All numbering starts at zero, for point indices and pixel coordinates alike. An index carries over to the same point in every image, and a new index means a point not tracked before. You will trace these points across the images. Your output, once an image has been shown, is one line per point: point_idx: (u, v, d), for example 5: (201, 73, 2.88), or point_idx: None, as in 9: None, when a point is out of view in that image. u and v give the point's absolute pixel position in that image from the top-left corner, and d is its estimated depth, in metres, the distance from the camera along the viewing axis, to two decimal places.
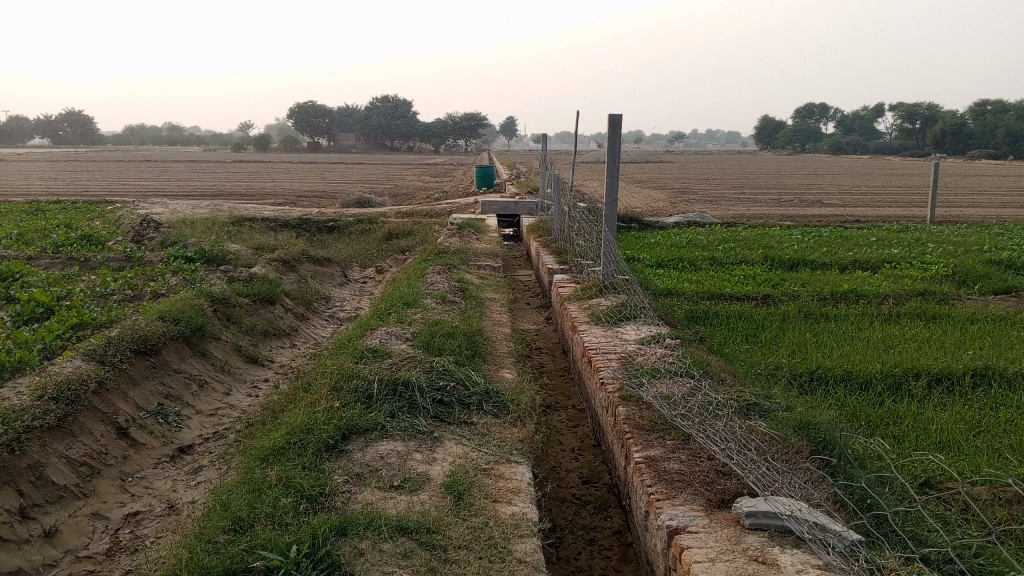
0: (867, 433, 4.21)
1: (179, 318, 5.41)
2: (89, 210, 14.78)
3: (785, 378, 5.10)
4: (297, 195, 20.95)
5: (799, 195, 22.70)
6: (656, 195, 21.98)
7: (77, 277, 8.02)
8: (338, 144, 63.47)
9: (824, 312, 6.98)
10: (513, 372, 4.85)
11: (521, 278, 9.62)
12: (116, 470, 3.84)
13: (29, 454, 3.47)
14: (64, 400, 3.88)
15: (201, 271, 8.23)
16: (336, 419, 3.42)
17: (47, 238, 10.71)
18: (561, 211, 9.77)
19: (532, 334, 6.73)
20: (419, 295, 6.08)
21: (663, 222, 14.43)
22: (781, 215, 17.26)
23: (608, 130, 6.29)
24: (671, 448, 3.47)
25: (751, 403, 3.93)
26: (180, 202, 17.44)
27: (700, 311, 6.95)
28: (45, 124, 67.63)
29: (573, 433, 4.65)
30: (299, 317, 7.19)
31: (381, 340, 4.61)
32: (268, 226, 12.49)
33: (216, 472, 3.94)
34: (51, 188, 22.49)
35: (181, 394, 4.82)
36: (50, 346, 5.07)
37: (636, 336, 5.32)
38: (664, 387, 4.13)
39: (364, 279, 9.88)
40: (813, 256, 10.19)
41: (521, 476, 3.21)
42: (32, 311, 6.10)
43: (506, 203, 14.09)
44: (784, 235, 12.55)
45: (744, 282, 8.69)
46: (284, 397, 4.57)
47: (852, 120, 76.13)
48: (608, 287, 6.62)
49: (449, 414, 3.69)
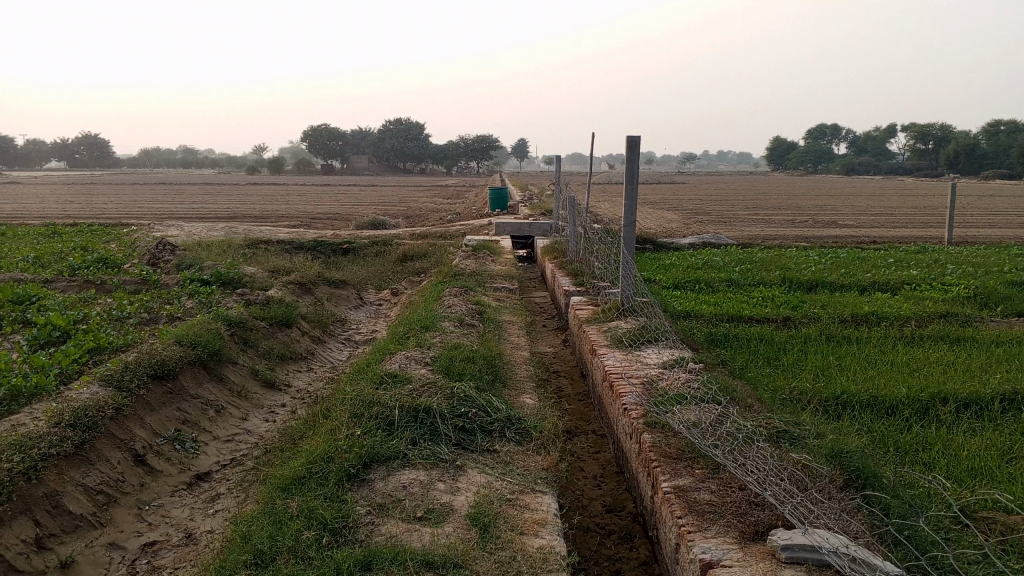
0: (897, 460, 4.10)
1: (197, 342, 5.37)
2: (106, 233, 14.86)
3: (809, 403, 5.00)
4: (312, 217, 21.04)
5: (813, 216, 22.59)
6: (670, 217, 21.91)
7: (93, 300, 8.02)
8: (351, 166, 63.83)
9: (845, 334, 6.88)
10: (533, 397, 4.77)
11: (537, 300, 9.55)
12: (133, 498, 3.78)
13: (46, 483, 3.41)
14: (81, 427, 3.82)
15: (217, 294, 8.21)
16: (357, 447, 3.35)
17: (63, 260, 10.74)
18: (576, 233, 9.72)
19: (550, 357, 6.66)
20: (437, 318, 6.02)
21: (678, 243, 14.37)
22: (796, 235, 17.16)
23: (627, 151, 6.24)
24: (700, 478, 3.38)
25: (780, 430, 3.84)
26: (196, 224, 17.54)
27: (719, 334, 6.86)
28: (62, 148, 68.44)
29: (594, 460, 4.56)
30: (315, 341, 7.15)
31: (400, 365, 4.54)
32: (284, 248, 12.50)
33: (234, 501, 3.88)
34: (68, 210, 22.67)
35: (198, 420, 4.76)
36: (66, 371, 5.04)
37: (658, 359, 5.24)
38: (690, 413, 4.04)
39: (379, 301, 9.85)
40: (832, 277, 10.08)
41: (546, 507, 3.13)
42: (49, 334, 6.08)
43: (520, 225, 14.06)
44: (800, 257, 12.45)
45: (763, 304, 8.58)
46: (302, 423, 4.52)
47: (864, 140, 75.97)
48: (627, 309, 6.54)
49: (472, 442, 3.62)
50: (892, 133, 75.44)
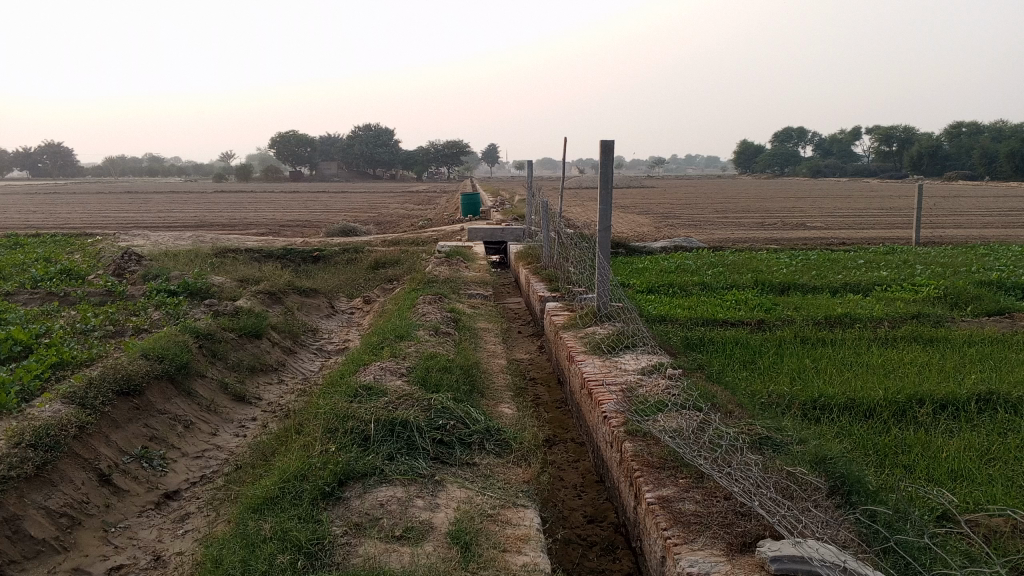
0: (878, 464, 4.07)
1: (164, 356, 5.22)
2: (69, 243, 14.55)
3: (788, 407, 4.97)
4: (282, 225, 20.79)
5: (782, 218, 22.80)
6: (641, 221, 21.98)
7: (56, 313, 7.82)
8: (321, 173, 63.31)
9: (820, 336, 6.88)
10: (512, 407, 4.68)
11: (511, 306, 9.47)
12: (98, 520, 3.63)
13: (5, 507, 3.26)
14: (43, 446, 3.67)
15: (185, 305, 8.04)
16: (331, 464, 3.25)
17: (25, 272, 10.47)
18: (549, 238, 9.66)
19: (526, 364, 6.58)
20: (411, 326, 5.91)
21: (650, 247, 14.37)
22: (767, 238, 17.25)
23: (600, 156, 6.19)
24: (684, 488, 3.32)
25: (763, 436, 3.80)
26: (163, 233, 17.25)
27: (695, 338, 6.82)
28: (23, 158, 67.18)
29: (574, 469, 4.49)
30: (286, 352, 7.01)
31: (375, 376, 4.44)
32: (253, 257, 12.30)
33: (204, 521, 3.75)
34: (30, 221, 22.18)
35: (165, 436, 4.62)
36: (28, 388, 4.88)
37: (636, 365, 5.18)
38: (671, 421, 3.99)
39: (351, 310, 9.71)
40: (804, 279, 10.12)
41: (529, 522, 3.05)
42: (10, 349, 5.88)
43: (493, 230, 13.98)
44: (772, 259, 12.51)
45: (737, 307, 8.58)
46: (274, 438, 4.38)
47: (830, 143, 76.98)
48: (603, 316, 6.47)
49: (450, 455, 3.52)
50: (857, 136, 76.43)
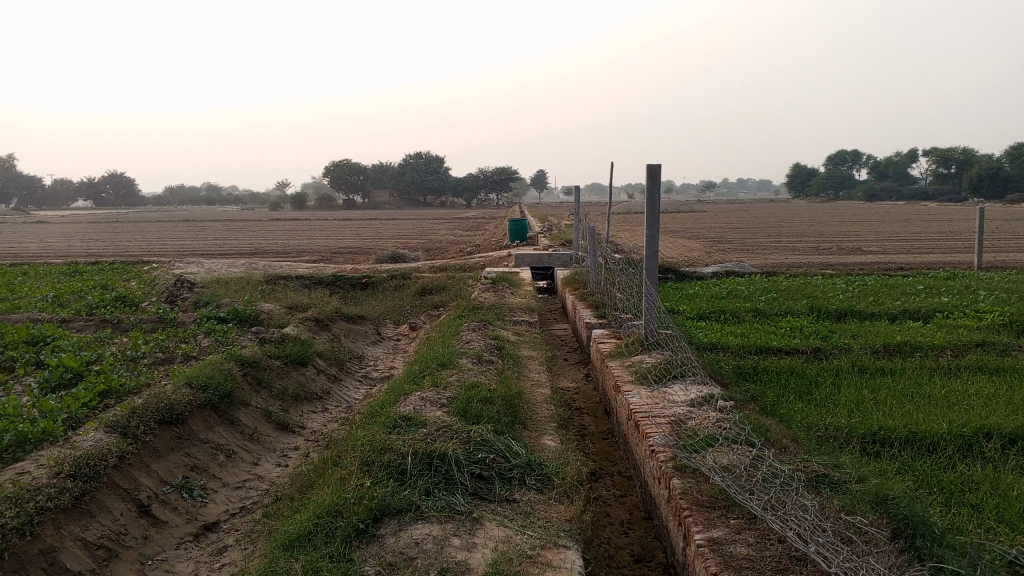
0: (944, 502, 3.84)
1: (207, 384, 5.23)
2: (127, 271, 14.86)
3: (845, 440, 4.75)
4: (334, 252, 21.00)
5: (838, 242, 22.31)
6: (692, 246, 21.72)
7: (109, 339, 7.93)
8: (372, 201, 64.13)
9: (879, 366, 6.60)
10: (555, 440, 4.55)
11: (558, 333, 9.35)
12: (135, 552, 3.60)
13: (42, 538, 3.24)
14: (82, 477, 3.66)
15: (234, 332, 8.10)
16: (366, 499, 3.17)
17: (82, 299, 10.68)
18: (596, 265, 9.54)
19: (572, 393, 6.44)
20: (454, 355, 5.83)
21: (701, 272, 14.12)
22: (822, 263, 16.84)
23: (647, 180, 6.07)
24: (735, 529, 3.15)
25: (820, 474, 3.61)
26: (217, 260, 17.52)
27: (747, 367, 6.61)
28: (88, 188, 69.44)
29: (621, 504, 4.34)
30: (331, 379, 6.98)
31: (414, 407, 4.35)
32: (302, 284, 12.41)
33: (241, 554, 3.68)
34: (92, 249, 22.77)
35: (207, 466, 4.59)
36: (76, 416, 4.91)
37: (685, 396, 5.01)
38: (722, 457, 3.82)
39: (398, 336, 9.69)
40: (861, 306, 9.80)
41: (571, 564, 2.91)
42: (60, 376, 5.96)
43: (540, 256, 13.91)
44: (827, 285, 12.18)
45: (792, 334, 8.33)
46: (314, 469, 4.31)
47: (886, 165, 75.46)
48: (651, 344, 6.31)
49: (489, 491, 3.41)
50: (914, 159, 74.74)
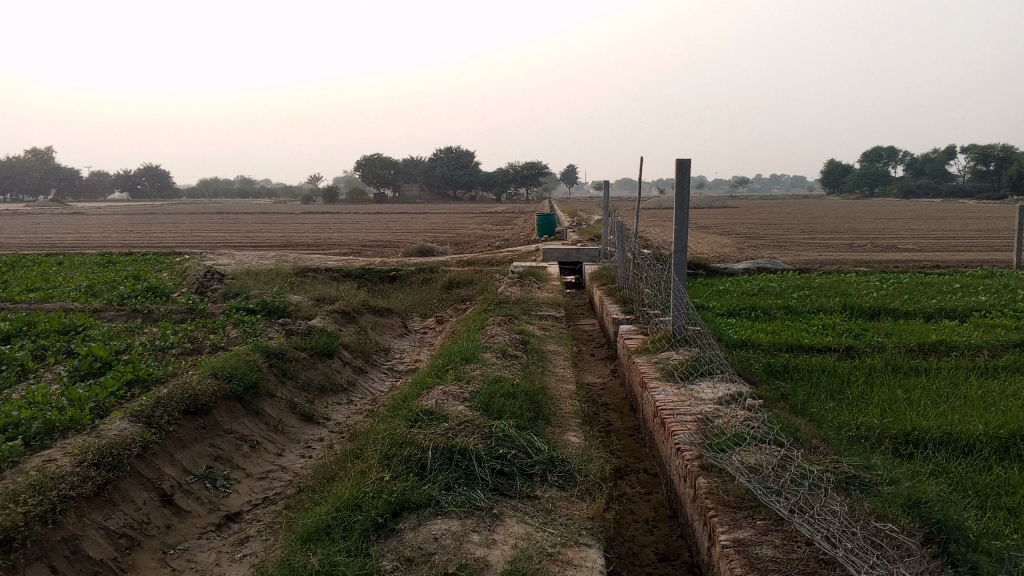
0: (979, 506, 3.72)
1: (233, 375, 5.24)
2: (160, 262, 15.03)
3: (877, 441, 4.65)
4: (364, 245, 21.07)
5: (872, 239, 21.94)
6: (723, 242, 21.50)
7: (139, 329, 8.01)
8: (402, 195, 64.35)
9: (913, 365, 6.46)
10: (579, 436, 4.49)
11: (584, 328, 9.29)
12: (158, 541, 3.61)
13: (65, 526, 3.25)
14: (105, 466, 3.67)
15: (261, 323, 8.14)
16: (385, 493, 3.14)
17: (114, 289, 10.79)
18: (625, 259, 9.44)
19: (597, 389, 6.38)
20: (478, 349, 5.79)
21: (732, 269, 13.96)
22: (856, 260, 16.57)
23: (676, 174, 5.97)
24: (762, 530, 3.08)
25: (849, 475, 3.52)
26: (248, 253, 17.65)
27: (778, 365, 6.50)
28: (124, 180, 70.48)
29: (646, 502, 4.27)
30: (357, 371, 6.98)
31: (437, 401, 4.32)
32: (331, 276, 12.45)
33: (263, 545, 3.67)
34: (127, 240, 23.06)
35: (231, 456, 4.60)
36: (103, 405, 4.95)
37: (712, 394, 4.92)
38: (750, 456, 3.74)
39: (424, 329, 9.68)
40: (895, 304, 9.61)
41: (592, 563, 2.85)
42: (90, 365, 6.00)
43: (568, 251, 13.84)
44: (861, 282, 11.97)
45: (824, 332, 8.18)
46: (335, 462, 4.29)
47: (922, 162, 74.18)
48: (679, 340, 6.21)
49: (511, 487, 3.36)
50: (952, 155, 73.35)
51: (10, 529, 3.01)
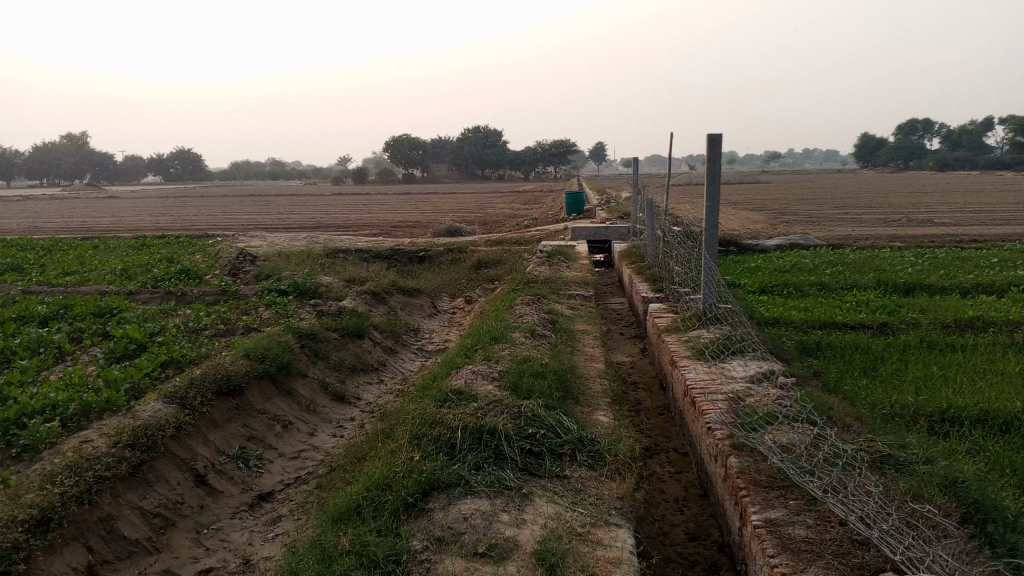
0: (1018, 485, 3.65)
1: (265, 356, 5.29)
2: (192, 244, 15.17)
3: (912, 419, 4.57)
4: (393, 225, 21.13)
5: (907, 214, 21.53)
6: (754, 218, 21.24)
7: (173, 311, 8.10)
8: (431, 174, 64.33)
9: (949, 342, 6.34)
10: (608, 415, 4.47)
11: (614, 306, 9.24)
12: (192, 520, 3.66)
13: (101, 507, 3.31)
14: (140, 447, 3.73)
15: (293, 304, 8.19)
16: (415, 473, 3.15)
17: (148, 272, 10.92)
18: (654, 237, 9.36)
19: (627, 368, 6.35)
20: (507, 329, 5.78)
21: (763, 245, 13.80)
22: (890, 235, 16.28)
23: (707, 150, 5.89)
24: (794, 510, 3.05)
25: (884, 455, 3.46)
26: (279, 234, 17.76)
27: (810, 342, 6.42)
28: (157, 163, 71.24)
29: (676, 481, 4.25)
30: (387, 351, 7.01)
31: (466, 381, 4.32)
32: (361, 257, 12.50)
33: (295, 524, 3.70)
34: (160, 223, 23.32)
35: (263, 436, 4.65)
36: (138, 386, 5.02)
37: (744, 372, 4.86)
38: (782, 435, 3.69)
39: (453, 309, 9.69)
40: (931, 279, 9.43)
41: (622, 543, 2.84)
42: (125, 347, 6.09)
43: (597, 228, 13.75)
44: (896, 257, 11.76)
45: (858, 309, 8.06)
46: (366, 442, 4.32)
47: (960, 134, 72.56)
48: (710, 318, 6.15)
49: (540, 467, 3.35)
50: (991, 126, 71.64)
51: (47, 510, 3.08)
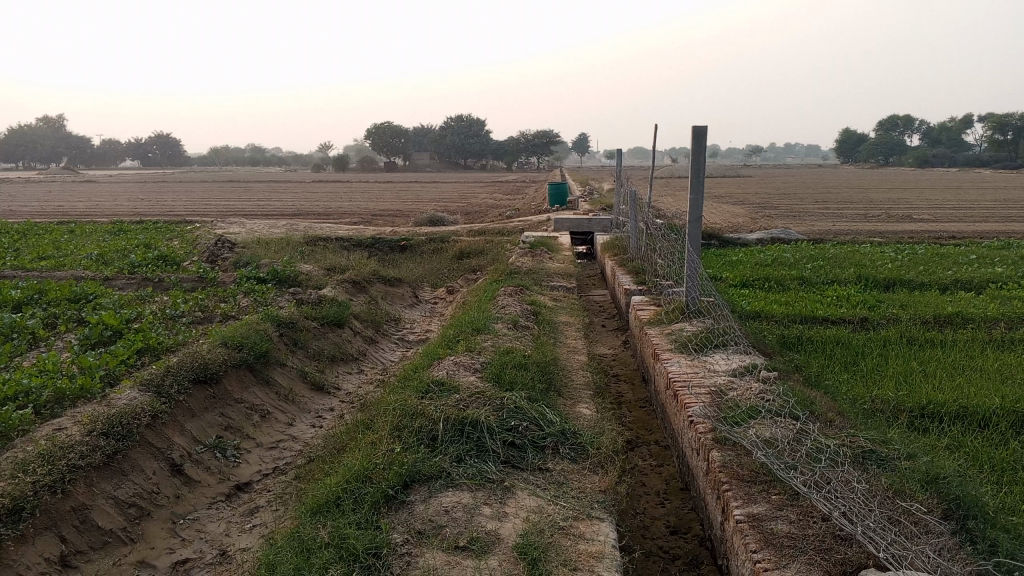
0: (997, 481, 3.67)
1: (243, 344, 5.22)
2: (170, 230, 14.98)
3: (892, 414, 4.59)
4: (374, 214, 20.99)
5: (887, 210, 21.66)
6: (736, 211, 21.30)
7: (150, 298, 7.98)
8: (413, 163, 64.02)
9: (929, 337, 6.37)
10: (591, 407, 4.45)
11: (596, 299, 9.22)
12: (167, 510, 3.60)
13: (74, 496, 3.24)
14: (115, 436, 3.66)
15: (272, 292, 8.10)
16: (396, 465, 3.11)
17: (125, 258, 10.76)
18: (637, 230, 9.36)
19: (609, 360, 6.33)
20: (489, 320, 5.74)
21: (745, 239, 13.83)
22: (870, 231, 16.39)
23: (692, 142, 5.87)
24: (777, 505, 3.04)
25: (866, 450, 3.47)
26: (259, 221, 17.58)
27: (792, 336, 6.43)
28: (135, 148, 70.39)
29: (657, 474, 4.24)
30: (368, 341, 6.95)
31: (448, 372, 4.28)
32: (342, 245, 12.39)
33: (273, 515, 3.65)
34: (137, 209, 23.00)
35: (241, 426, 4.58)
36: (113, 373, 4.94)
37: (727, 366, 4.86)
38: (765, 430, 3.69)
39: (435, 300, 9.64)
40: (911, 275, 9.49)
41: (604, 537, 2.81)
42: (100, 334, 5.99)
43: (580, 220, 13.73)
44: (876, 253, 11.84)
45: (838, 304, 8.09)
46: (346, 432, 4.26)
47: (939, 132, 73.16)
48: (692, 311, 6.14)
49: (522, 459, 3.32)
50: (970, 124, 72.33)
51: (19, 499, 3.01)
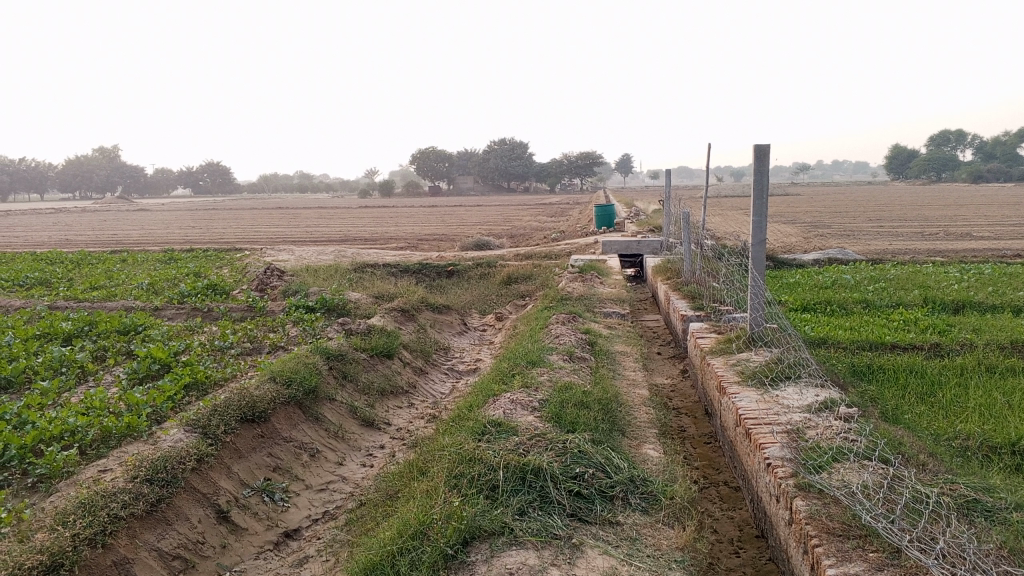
0: None
1: (292, 380, 5.06)
2: (220, 258, 15.02)
3: (983, 452, 4.22)
4: (421, 239, 20.91)
5: (945, 227, 20.98)
6: (788, 231, 20.80)
7: (198, 328, 7.91)
8: (457, 187, 64.28)
9: (1010, 365, 5.95)
10: (657, 449, 4.17)
11: (649, 324, 8.93)
12: (213, 562, 3.42)
13: (115, 549, 3.07)
14: (159, 482, 3.49)
15: (320, 321, 7.98)
16: (454, 519, 2.88)
17: (174, 288, 10.73)
18: (690, 253, 9.05)
19: (668, 392, 6.03)
20: (544, 351, 5.50)
21: (800, 260, 13.39)
22: (928, 250, 15.77)
23: (755, 161, 5.58)
24: (877, 565, 2.72)
25: (970, 500, 3.14)
26: (306, 248, 17.60)
27: (862, 365, 6.07)
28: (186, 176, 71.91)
29: (730, 520, 3.94)
30: (418, 371, 6.75)
31: (505, 411, 4.04)
32: (390, 272, 12.27)
33: (322, 567, 3.45)
34: (187, 236, 23.27)
35: (290, 467, 4.40)
36: (160, 410, 4.80)
37: (799, 401, 4.54)
38: (852, 476, 3.38)
39: (483, 327, 9.43)
40: (981, 297, 9.00)
41: None
42: (148, 367, 5.87)
43: (629, 243, 13.45)
44: (939, 273, 11.35)
45: (907, 328, 7.67)
46: (397, 475, 4.04)
47: (993, 146, 71.28)
48: (756, 340, 5.82)
49: (590, 512, 3.06)
50: None
51: (57, 555, 2.84)
